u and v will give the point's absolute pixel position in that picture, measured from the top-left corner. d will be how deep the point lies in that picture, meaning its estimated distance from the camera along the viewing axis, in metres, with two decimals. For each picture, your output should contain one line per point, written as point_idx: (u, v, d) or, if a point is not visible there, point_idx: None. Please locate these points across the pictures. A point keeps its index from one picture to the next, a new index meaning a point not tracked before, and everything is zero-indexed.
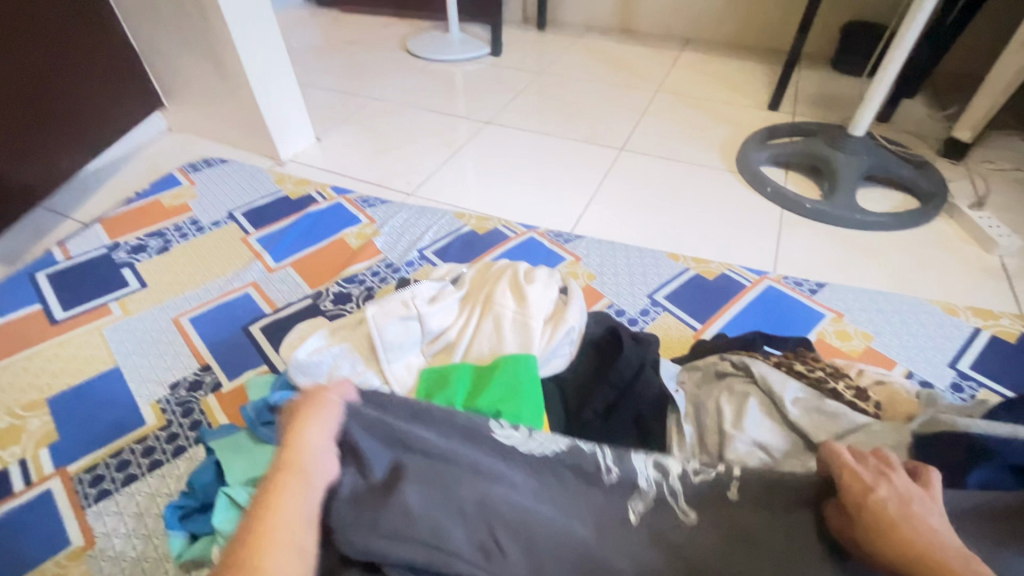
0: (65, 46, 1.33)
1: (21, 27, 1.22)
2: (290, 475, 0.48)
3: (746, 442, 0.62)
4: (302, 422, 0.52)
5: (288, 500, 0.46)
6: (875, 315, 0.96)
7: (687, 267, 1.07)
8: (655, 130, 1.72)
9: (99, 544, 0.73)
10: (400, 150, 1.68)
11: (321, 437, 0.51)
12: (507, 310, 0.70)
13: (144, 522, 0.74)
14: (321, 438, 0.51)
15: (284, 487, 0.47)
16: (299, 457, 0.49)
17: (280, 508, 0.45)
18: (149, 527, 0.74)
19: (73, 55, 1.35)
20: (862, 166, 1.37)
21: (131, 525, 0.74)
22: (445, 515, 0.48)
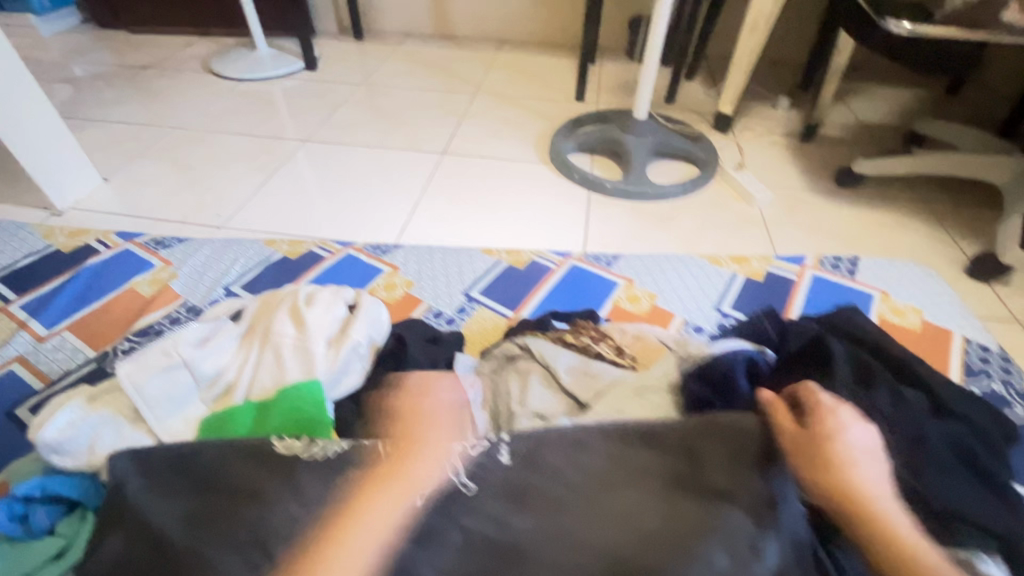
0: None
1: None
2: (375, 504, 0.56)
3: (528, 415, 0.67)
4: (410, 456, 0.60)
5: (351, 538, 0.53)
6: (658, 275, 1.09)
7: (499, 261, 1.13)
8: (476, 131, 1.79)
9: None
10: (207, 181, 1.55)
11: (436, 478, 0.58)
12: (286, 339, 0.68)
13: None
14: (434, 478, 0.58)
15: (359, 517, 0.54)
16: (389, 490, 0.57)
17: (348, 541, 0.53)
18: None
19: None
20: (650, 145, 1.54)
21: None
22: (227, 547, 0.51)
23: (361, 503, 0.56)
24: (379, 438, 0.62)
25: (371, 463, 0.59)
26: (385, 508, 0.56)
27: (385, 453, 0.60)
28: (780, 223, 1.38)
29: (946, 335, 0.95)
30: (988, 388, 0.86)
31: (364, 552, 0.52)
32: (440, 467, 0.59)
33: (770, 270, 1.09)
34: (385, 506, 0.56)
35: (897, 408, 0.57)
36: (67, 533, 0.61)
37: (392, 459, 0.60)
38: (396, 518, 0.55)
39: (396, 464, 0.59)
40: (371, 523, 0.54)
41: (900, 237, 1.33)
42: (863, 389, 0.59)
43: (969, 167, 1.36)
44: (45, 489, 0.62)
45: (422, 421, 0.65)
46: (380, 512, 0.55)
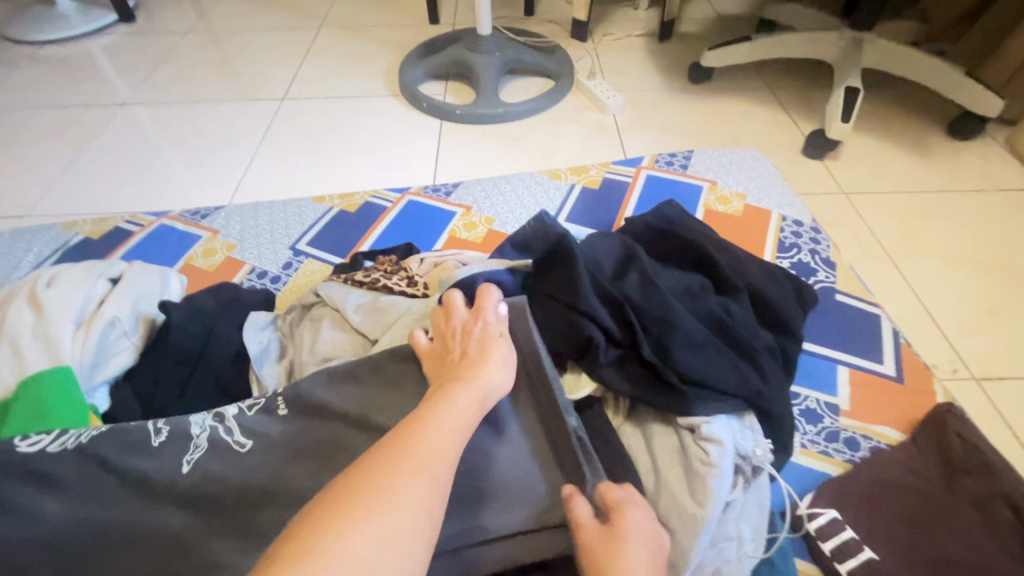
0: None
1: None
2: (453, 398, 0.49)
3: (316, 361, 0.64)
4: (491, 342, 0.54)
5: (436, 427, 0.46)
6: (497, 199, 1.05)
7: (331, 207, 1.06)
8: (319, 71, 1.63)
9: None
10: (7, 165, 1.35)
11: (504, 370, 0.53)
12: (24, 328, 0.62)
13: None
14: (501, 375, 0.52)
15: (435, 415, 0.47)
16: (460, 385, 0.50)
17: (438, 429, 0.46)
18: None
19: None
20: (498, 62, 1.45)
21: None
22: None
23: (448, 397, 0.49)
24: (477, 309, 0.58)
25: (476, 339, 0.55)
26: (463, 399, 0.49)
27: (471, 336, 0.55)
28: (632, 128, 1.36)
29: (765, 216, 0.98)
30: (796, 260, 0.91)
31: (448, 447, 0.45)
32: (501, 364, 0.53)
33: (606, 176, 1.08)
34: (465, 399, 0.49)
35: (646, 297, 0.58)
36: None
37: (473, 346, 0.54)
38: (474, 414, 0.49)
39: (473, 353, 0.53)
40: (448, 413, 0.47)
41: (748, 127, 1.35)
42: (613, 283, 0.60)
43: (801, 48, 1.38)
44: None
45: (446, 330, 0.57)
46: (462, 401, 0.48)
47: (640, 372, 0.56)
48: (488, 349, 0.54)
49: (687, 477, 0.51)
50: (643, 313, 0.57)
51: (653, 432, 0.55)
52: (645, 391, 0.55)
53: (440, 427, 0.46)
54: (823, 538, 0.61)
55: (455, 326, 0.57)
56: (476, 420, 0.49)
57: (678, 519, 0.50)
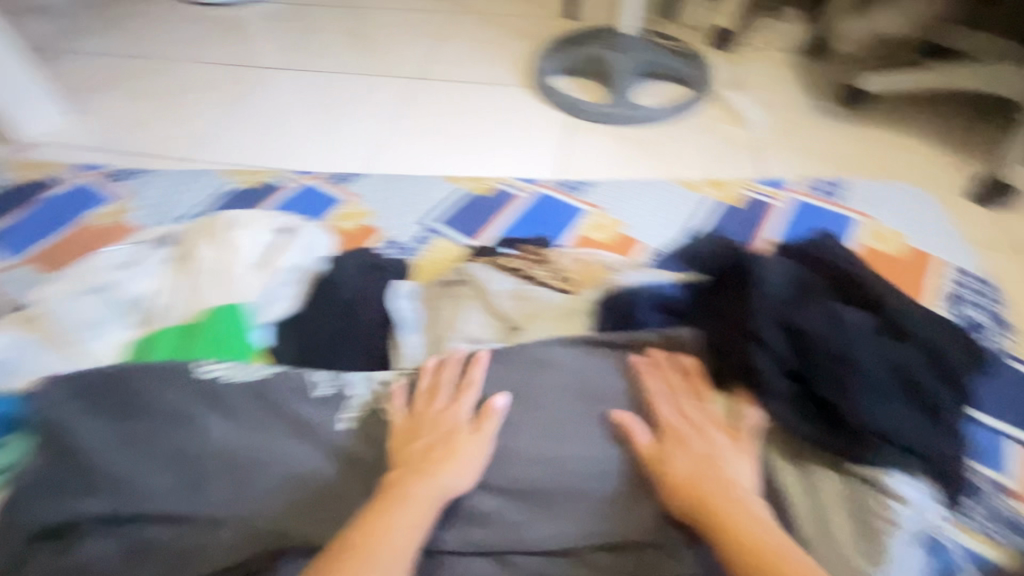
0: None
1: None
2: (411, 490, 0.51)
3: (461, 339, 0.66)
4: (466, 393, 0.58)
5: (438, 481, 0.52)
6: (630, 202, 1.04)
7: (463, 188, 1.08)
8: (454, 54, 1.67)
9: None
10: (175, 112, 1.49)
11: (473, 465, 0.53)
12: (207, 263, 0.69)
13: None
14: (467, 471, 0.53)
15: (393, 510, 0.49)
16: (425, 477, 0.52)
17: (433, 480, 0.52)
18: None
19: None
20: (635, 64, 1.43)
21: None
22: (151, 471, 0.54)
23: (450, 454, 0.53)
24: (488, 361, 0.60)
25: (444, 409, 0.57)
26: (418, 497, 0.51)
27: (437, 410, 0.57)
28: (769, 148, 1.29)
29: (931, 261, 0.89)
30: (967, 316, 0.82)
31: (404, 545, 0.48)
32: (478, 454, 0.54)
33: (747, 194, 1.03)
34: (422, 493, 0.51)
35: (834, 330, 0.53)
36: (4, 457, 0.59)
37: (434, 423, 0.56)
38: (429, 508, 0.50)
39: (443, 430, 0.55)
40: (407, 508, 0.50)
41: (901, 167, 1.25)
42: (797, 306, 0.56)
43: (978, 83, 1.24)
44: None
45: (587, 371, 0.59)
46: (418, 497, 0.50)
47: (812, 408, 0.53)
48: (655, 409, 0.55)
49: (863, 533, 0.49)
50: (828, 347, 0.53)
51: (816, 476, 0.52)
52: (813, 429, 0.52)
53: (433, 484, 0.51)
54: None
55: (479, 383, 0.59)
56: (434, 513, 0.51)
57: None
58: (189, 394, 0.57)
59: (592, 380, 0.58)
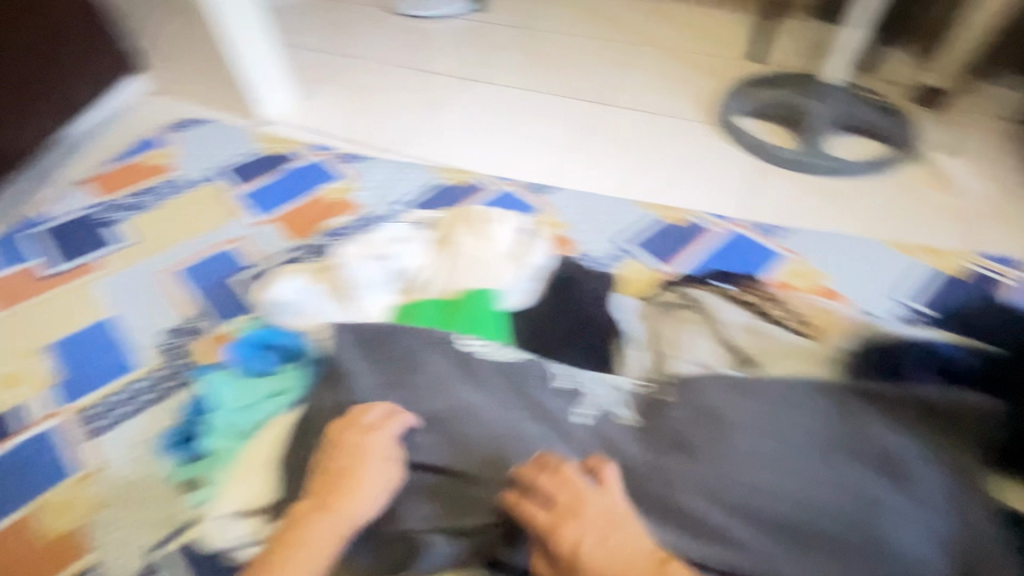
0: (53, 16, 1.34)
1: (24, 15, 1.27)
2: (314, 529, 0.57)
3: (690, 361, 0.72)
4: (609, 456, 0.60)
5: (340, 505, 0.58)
6: (832, 253, 1.03)
7: (655, 215, 1.11)
8: (637, 83, 1.71)
9: (111, 494, 0.74)
10: (382, 108, 1.66)
11: (376, 497, 0.59)
12: (466, 247, 0.81)
13: (144, 485, 0.74)
14: (367, 503, 0.59)
15: (297, 544, 0.56)
16: (323, 516, 0.58)
17: (341, 508, 0.58)
18: (150, 490, 0.73)
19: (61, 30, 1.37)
20: (833, 116, 1.41)
21: (143, 471, 0.75)
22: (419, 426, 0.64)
23: (351, 481, 0.59)
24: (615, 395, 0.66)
25: (353, 451, 0.61)
26: (320, 532, 0.57)
27: (344, 449, 0.61)
28: (979, 224, 1.23)
29: None
30: None
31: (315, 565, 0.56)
32: (370, 490, 0.59)
33: (971, 268, 1.00)
34: (321, 533, 0.57)
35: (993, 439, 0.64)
36: (282, 379, 0.73)
37: (347, 457, 0.61)
38: (331, 544, 0.57)
39: (345, 470, 0.60)
40: (337, 530, 0.57)
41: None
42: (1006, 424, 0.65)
43: None
44: (274, 339, 0.76)
45: (787, 412, 0.63)
46: (316, 537, 0.57)
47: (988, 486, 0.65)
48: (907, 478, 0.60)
49: None
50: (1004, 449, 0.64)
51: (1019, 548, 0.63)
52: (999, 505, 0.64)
53: (334, 517, 0.58)
54: None
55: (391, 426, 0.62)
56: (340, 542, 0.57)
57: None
58: (449, 360, 0.67)
59: (832, 425, 0.63)
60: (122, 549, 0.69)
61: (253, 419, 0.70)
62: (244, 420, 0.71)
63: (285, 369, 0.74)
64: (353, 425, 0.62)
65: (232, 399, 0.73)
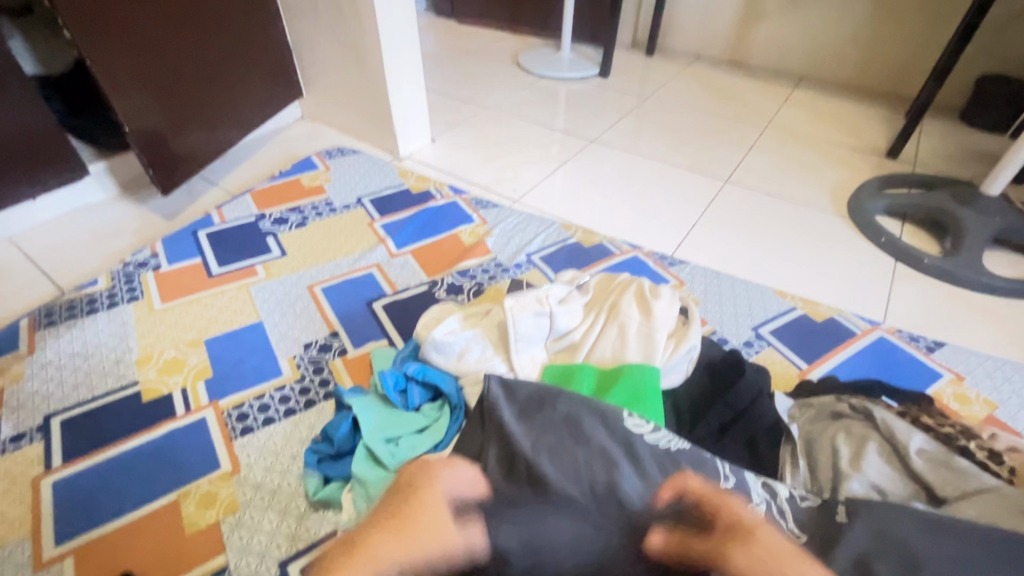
0: (245, 46, 1.55)
1: (225, 42, 1.48)
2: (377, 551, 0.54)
3: (862, 482, 0.63)
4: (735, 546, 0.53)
5: (371, 549, 0.53)
6: (1000, 383, 0.93)
7: (794, 306, 1.07)
8: (763, 166, 1.70)
9: (246, 498, 0.77)
10: (508, 158, 1.74)
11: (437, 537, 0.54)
12: (632, 320, 0.74)
13: (278, 498, 0.77)
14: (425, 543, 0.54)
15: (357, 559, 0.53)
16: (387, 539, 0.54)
17: (374, 550, 0.53)
18: (284, 503, 0.76)
19: (248, 58, 1.57)
20: (993, 228, 1.30)
21: (276, 482, 0.79)
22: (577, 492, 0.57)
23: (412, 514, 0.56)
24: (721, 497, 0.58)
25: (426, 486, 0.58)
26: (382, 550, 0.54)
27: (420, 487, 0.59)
28: None
29: None
30: None
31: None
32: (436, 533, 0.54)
33: None
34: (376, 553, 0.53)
35: None
36: (429, 417, 0.75)
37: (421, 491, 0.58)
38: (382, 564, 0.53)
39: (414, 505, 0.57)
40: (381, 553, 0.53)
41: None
42: None
43: None
44: (424, 374, 0.76)
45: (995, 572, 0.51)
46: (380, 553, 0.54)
47: None
48: None
49: None
50: None
51: None
52: None
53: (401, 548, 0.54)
54: None
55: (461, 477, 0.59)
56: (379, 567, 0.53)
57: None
58: (613, 433, 0.62)
59: None
60: (250, 552, 0.71)
61: (398, 456, 0.70)
62: (389, 453, 0.70)
63: (431, 408, 0.75)
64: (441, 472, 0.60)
65: (375, 428, 0.74)
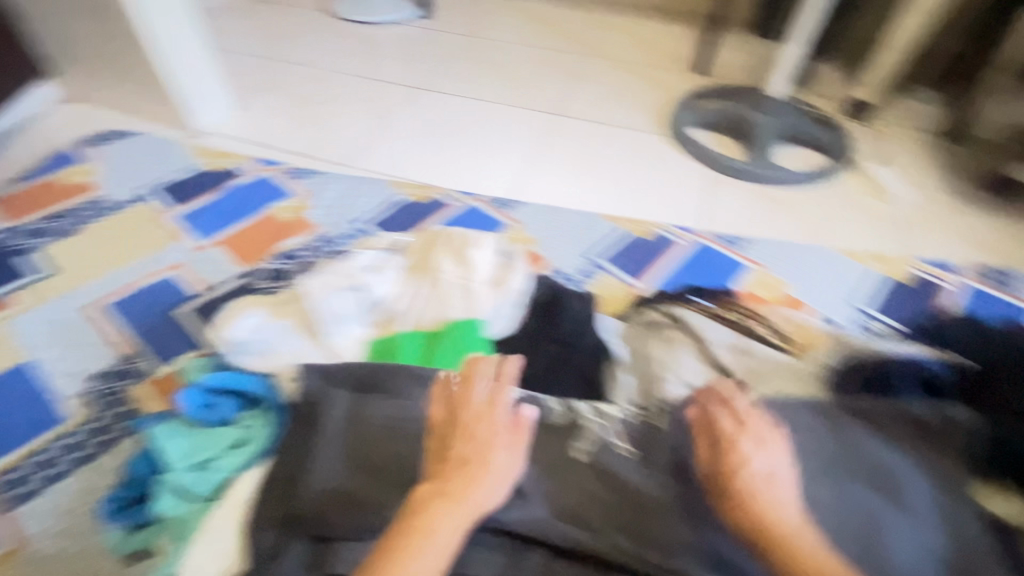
0: None
1: None
2: (434, 519, 0.54)
3: (679, 384, 0.67)
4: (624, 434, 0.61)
5: (483, 496, 0.56)
6: (791, 264, 1.06)
7: (622, 228, 1.11)
8: (591, 95, 1.72)
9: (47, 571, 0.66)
10: (329, 118, 1.57)
11: (497, 490, 0.56)
12: (450, 276, 0.71)
13: (83, 562, 0.66)
14: (493, 494, 0.56)
15: (423, 533, 0.53)
16: (444, 500, 0.55)
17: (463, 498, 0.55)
18: (91, 566, 0.66)
19: None
20: (780, 127, 1.45)
21: (78, 545, 0.67)
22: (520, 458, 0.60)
23: (471, 467, 0.57)
24: (723, 453, 0.60)
25: (483, 415, 0.61)
26: (445, 514, 0.54)
27: (483, 433, 0.60)
28: (915, 230, 1.28)
29: None
30: None
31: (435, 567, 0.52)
32: (498, 481, 0.57)
33: (914, 271, 1.04)
34: (457, 514, 0.54)
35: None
36: (244, 427, 0.64)
37: (468, 455, 0.58)
38: (458, 532, 0.54)
39: (473, 458, 0.58)
40: (464, 510, 0.54)
41: (1010, 270, 1.31)
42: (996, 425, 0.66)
43: None
44: (229, 383, 0.66)
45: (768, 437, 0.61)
46: (444, 523, 0.53)
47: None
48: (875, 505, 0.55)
49: None
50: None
51: None
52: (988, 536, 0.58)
53: (460, 505, 0.55)
54: None
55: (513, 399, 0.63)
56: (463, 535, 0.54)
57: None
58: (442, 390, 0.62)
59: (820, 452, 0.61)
60: None
61: (208, 481, 0.60)
62: (200, 479, 0.60)
63: (243, 416, 0.65)
64: (470, 406, 0.61)
65: (177, 457, 0.63)
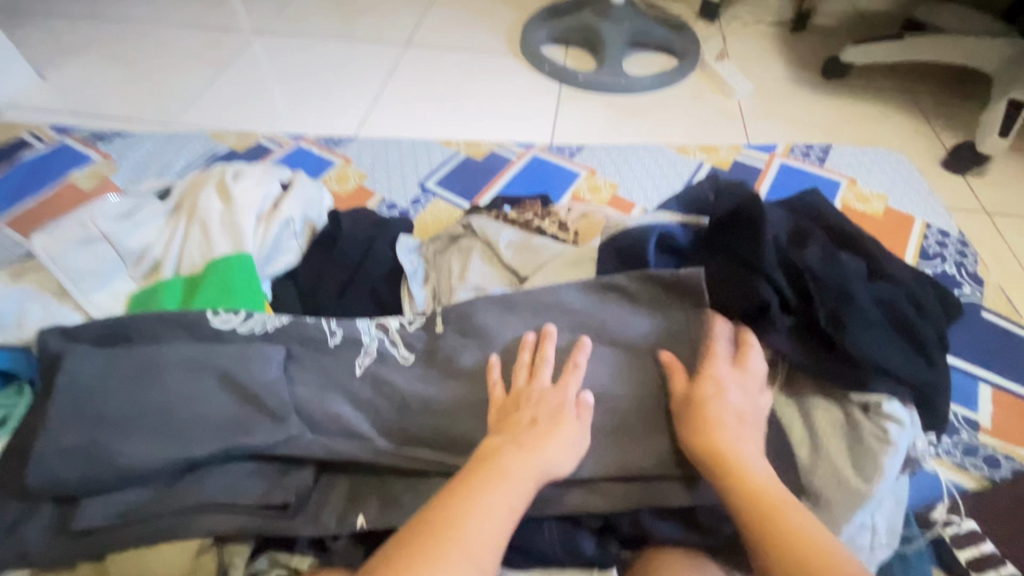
0: None
1: None
2: (507, 469, 0.48)
3: (467, 289, 0.66)
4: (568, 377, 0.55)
5: (545, 459, 0.50)
6: (623, 166, 1.06)
7: (457, 151, 1.08)
8: (444, 20, 1.63)
9: None
10: (151, 75, 1.42)
11: (567, 454, 0.51)
12: (213, 213, 0.68)
13: None
14: (563, 459, 0.51)
15: (488, 487, 0.46)
16: (519, 453, 0.49)
17: (535, 458, 0.49)
18: None
19: None
20: (626, 33, 1.43)
21: None
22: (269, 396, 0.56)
23: (542, 431, 0.51)
24: (699, 381, 0.53)
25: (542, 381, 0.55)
26: (518, 476, 0.48)
27: (542, 404, 0.53)
28: (756, 120, 1.31)
29: (909, 222, 0.94)
30: (940, 270, 0.87)
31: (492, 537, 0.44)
32: (569, 446, 0.51)
33: (738, 158, 1.05)
34: (522, 472, 0.48)
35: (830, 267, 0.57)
36: (1, 407, 0.58)
37: (543, 416, 0.52)
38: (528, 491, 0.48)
39: (540, 422, 0.52)
40: (531, 468, 0.49)
41: (860, 138, 1.31)
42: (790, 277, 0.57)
43: (963, 53, 1.25)
44: None
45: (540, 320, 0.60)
46: (517, 472, 0.48)
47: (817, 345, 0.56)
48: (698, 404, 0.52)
49: (857, 458, 0.52)
50: (824, 284, 0.56)
51: (812, 406, 0.56)
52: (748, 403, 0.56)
53: (535, 458, 0.49)
54: (959, 545, 0.58)
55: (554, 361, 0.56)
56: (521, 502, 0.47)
57: (845, 505, 0.51)
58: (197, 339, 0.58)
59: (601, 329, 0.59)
60: None
61: None
62: None
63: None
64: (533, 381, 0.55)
65: None
